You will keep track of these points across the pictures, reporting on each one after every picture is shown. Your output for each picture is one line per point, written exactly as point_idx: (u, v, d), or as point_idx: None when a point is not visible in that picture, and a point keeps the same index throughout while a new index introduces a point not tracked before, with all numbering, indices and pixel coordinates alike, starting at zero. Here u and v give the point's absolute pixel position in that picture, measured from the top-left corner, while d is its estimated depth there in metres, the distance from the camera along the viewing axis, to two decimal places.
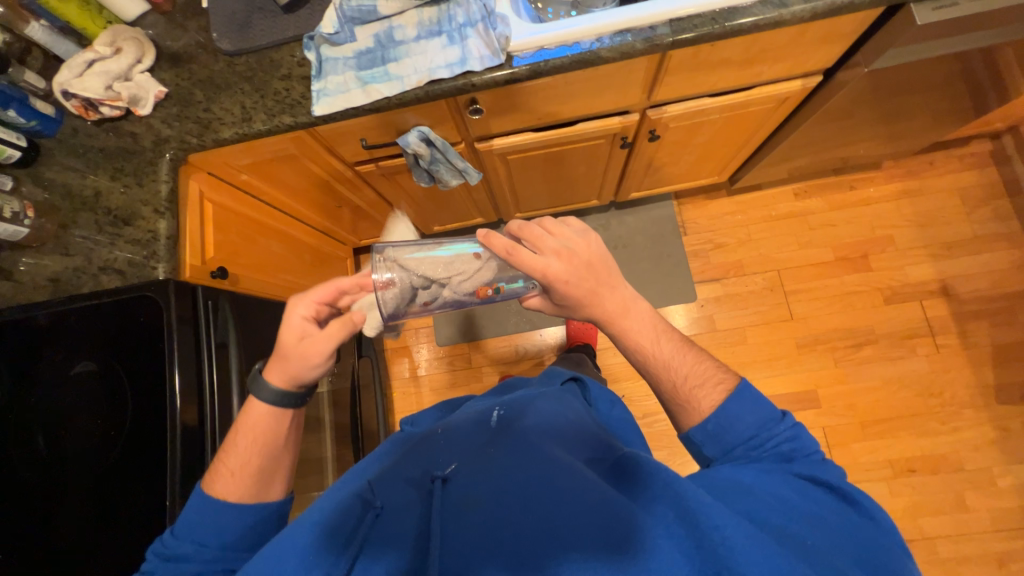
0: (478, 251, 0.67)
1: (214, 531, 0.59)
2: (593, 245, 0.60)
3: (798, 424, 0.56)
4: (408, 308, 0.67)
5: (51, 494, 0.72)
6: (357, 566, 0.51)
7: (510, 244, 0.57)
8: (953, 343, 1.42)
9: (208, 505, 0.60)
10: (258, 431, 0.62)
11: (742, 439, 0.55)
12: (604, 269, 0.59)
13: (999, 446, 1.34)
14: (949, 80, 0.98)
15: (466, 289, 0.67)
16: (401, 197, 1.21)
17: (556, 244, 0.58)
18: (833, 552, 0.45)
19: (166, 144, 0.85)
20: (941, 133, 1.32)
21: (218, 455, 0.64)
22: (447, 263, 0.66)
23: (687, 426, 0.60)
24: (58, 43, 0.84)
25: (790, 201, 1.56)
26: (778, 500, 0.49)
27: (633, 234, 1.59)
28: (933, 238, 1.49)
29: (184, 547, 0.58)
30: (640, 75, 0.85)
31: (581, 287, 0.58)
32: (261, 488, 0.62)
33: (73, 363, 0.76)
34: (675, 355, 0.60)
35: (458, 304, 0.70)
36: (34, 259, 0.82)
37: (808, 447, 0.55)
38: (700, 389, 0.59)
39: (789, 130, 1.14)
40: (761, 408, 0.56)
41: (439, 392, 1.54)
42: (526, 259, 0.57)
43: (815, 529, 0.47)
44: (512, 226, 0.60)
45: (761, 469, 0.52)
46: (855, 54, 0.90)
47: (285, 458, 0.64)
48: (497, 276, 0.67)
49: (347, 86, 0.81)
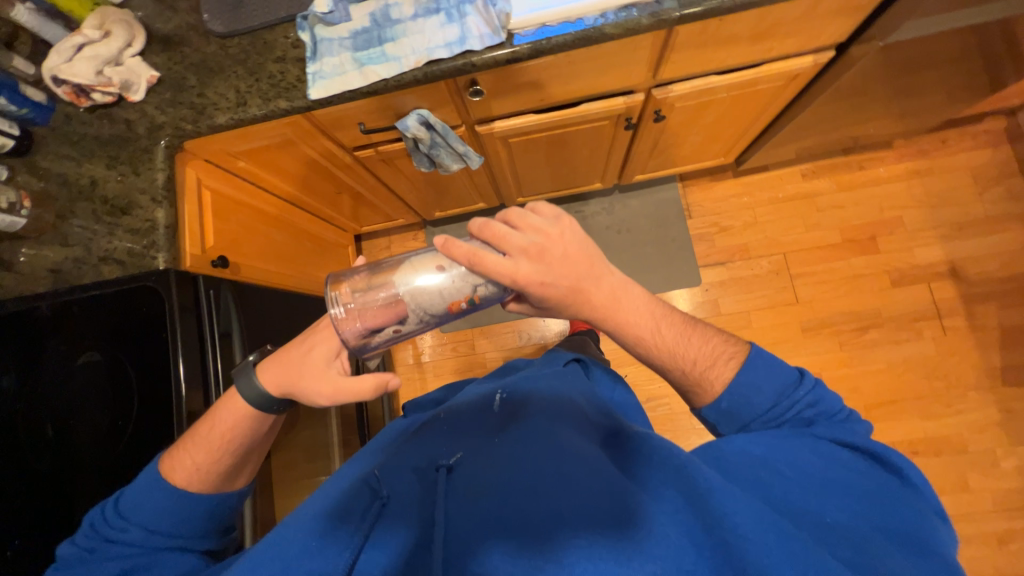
0: (440, 263, 0.56)
1: (166, 519, 0.58)
2: (569, 234, 0.55)
3: (818, 383, 0.56)
4: (383, 337, 0.58)
5: (62, 481, 0.73)
6: (369, 545, 0.52)
7: (471, 250, 0.53)
8: (960, 326, 1.41)
9: (167, 492, 0.59)
10: (235, 432, 0.59)
11: (759, 413, 0.55)
12: (583, 260, 0.55)
13: (1004, 427, 1.34)
14: (967, 54, 0.94)
15: (438, 305, 0.56)
16: (401, 182, 1.19)
17: (524, 242, 0.54)
18: (853, 524, 0.45)
19: (160, 131, 0.83)
20: (954, 111, 1.28)
21: (184, 436, 0.62)
22: (409, 284, 0.56)
23: (700, 405, 0.59)
24: (46, 26, 0.81)
25: (798, 182, 1.53)
26: (795, 474, 0.49)
27: (637, 217, 1.56)
28: (943, 219, 1.46)
29: (133, 532, 0.57)
30: (646, 53, 0.82)
31: (559, 286, 0.54)
32: (225, 481, 0.62)
33: (76, 353, 0.75)
34: (680, 339, 0.57)
35: (436, 323, 0.60)
36: (34, 249, 0.81)
37: (832, 408, 0.55)
38: (711, 370, 0.57)
39: (797, 110, 1.11)
40: (775, 373, 0.55)
41: (443, 378, 1.55)
42: (492, 264, 0.53)
43: (832, 501, 0.47)
44: (473, 228, 0.56)
45: (779, 437, 0.52)
46: (871, 26, 0.87)
47: (252, 453, 0.63)
48: (466, 286, 0.56)
49: (344, 68, 0.78)
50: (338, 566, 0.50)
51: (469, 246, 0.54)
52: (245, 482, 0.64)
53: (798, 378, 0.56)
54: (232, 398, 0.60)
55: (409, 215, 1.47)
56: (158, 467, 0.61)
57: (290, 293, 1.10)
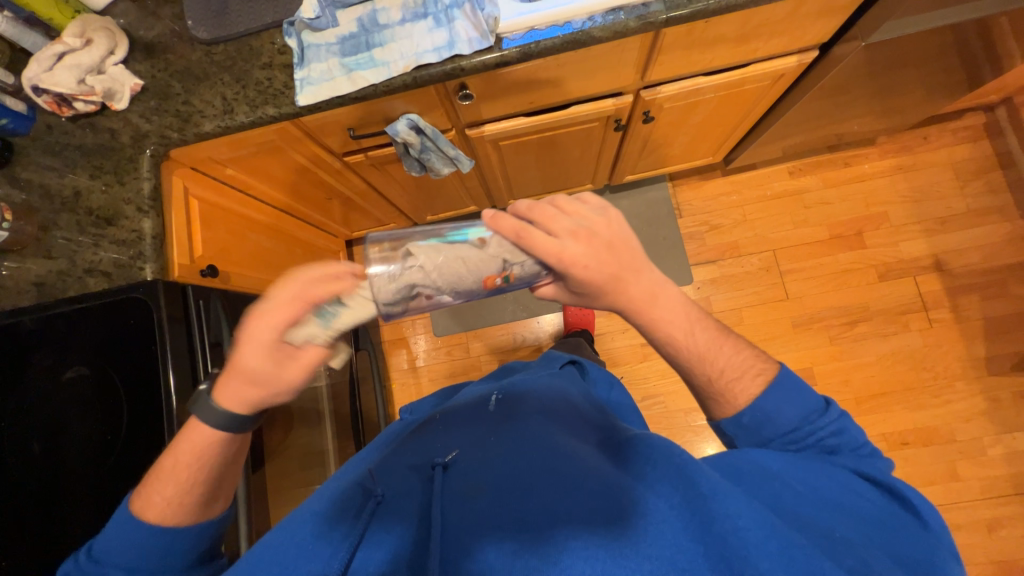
0: (482, 236, 0.57)
1: (146, 553, 0.57)
2: (616, 225, 0.55)
3: (844, 415, 0.55)
4: (413, 302, 0.56)
5: (48, 500, 0.71)
6: (365, 542, 0.52)
7: (520, 225, 0.52)
8: (946, 317, 1.43)
9: (141, 531, 0.57)
10: (200, 461, 0.57)
11: (780, 432, 0.55)
12: (629, 252, 0.54)
13: (991, 416, 1.37)
14: (946, 52, 0.97)
15: (475, 276, 0.56)
16: (392, 187, 1.19)
17: (572, 225, 0.53)
18: (860, 543, 0.46)
19: (146, 140, 0.82)
20: (935, 107, 1.31)
21: (148, 473, 0.60)
22: (446, 250, 0.56)
23: (720, 417, 0.59)
24: (25, 35, 0.80)
25: (785, 179, 1.55)
26: (809, 493, 0.49)
27: (628, 217, 1.57)
28: (927, 213, 1.49)
29: (113, 569, 0.56)
30: (634, 54, 0.83)
31: (602, 273, 0.53)
32: (202, 508, 0.60)
33: (64, 367, 0.74)
34: (712, 345, 0.57)
35: (464, 297, 0.59)
36: (16, 262, 0.79)
37: (855, 440, 0.55)
38: (737, 382, 0.57)
39: (783, 109, 1.13)
40: (804, 399, 0.55)
41: (439, 382, 1.55)
42: (539, 241, 0.51)
43: (841, 519, 0.48)
44: (520, 207, 0.55)
45: (801, 460, 0.52)
46: (852, 27, 0.88)
47: (227, 479, 0.62)
48: (504, 262, 0.56)
49: (332, 73, 0.78)
50: (333, 567, 0.48)
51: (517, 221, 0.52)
52: (224, 507, 0.63)
53: (824, 406, 0.56)
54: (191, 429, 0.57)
55: (401, 219, 1.46)
56: (130, 506, 0.59)
57: None
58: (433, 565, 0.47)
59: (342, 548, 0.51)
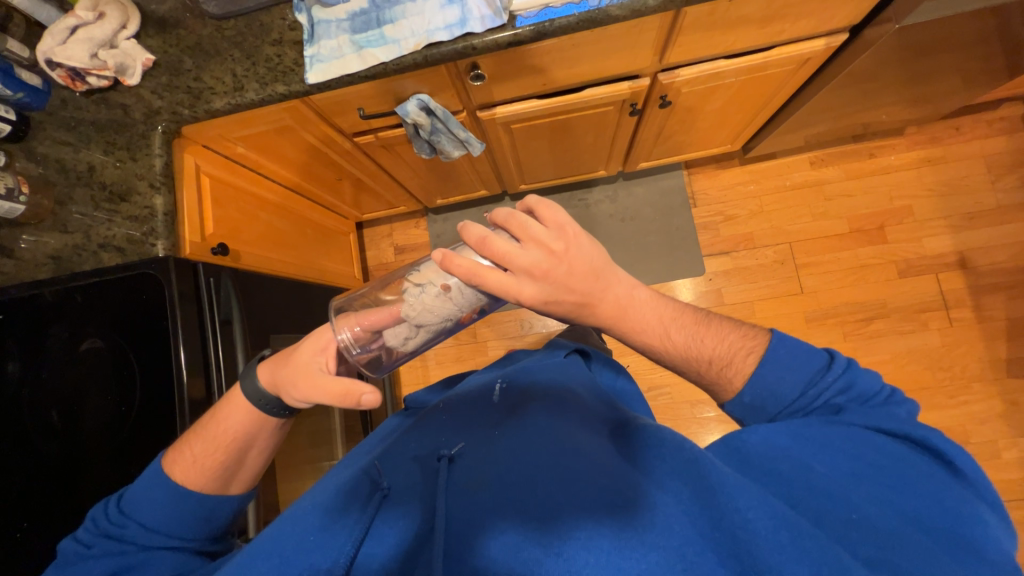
0: (443, 282, 0.56)
1: (164, 517, 0.58)
2: (575, 249, 0.53)
3: (853, 366, 0.53)
4: (403, 352, 0.62)
5: (67, 469, 0.74)
6: (377, 524, 0.54)
7: (472, 267, 0.52)
8: (966, 317, 1.39)
9: (164, 489, 0.59)
10: (235, 433, 0.60)
11: (786, 404, 0.53)
12: (590, 275, 0.54)
13: (1007, 419, 1.34)
14: (986, 36, 0.91)
15: (450, 321, 0.60)
16: (402, 169, 1.18)
17: (529, 261, 0.52)
18: (884, 518, 0.44)
19: (158, 117, 0.83)
20: (972, 96, 1.24)
21: (187, 433, 0.62)
22: (412, 307, 0.58)
23: (725, 400, 0.58)
24: (39, 8, 0.80)
25: (806, 169, 1.50)
26: (822, 467, 0.47)
27: (641, 205, 1.54)
28: (954, 208, 1.44)
29: (132, 528, 0.57)
30: (652, 35, 0.80)
31: (566, 301, 0.54)
32: (221, 484, 0.61)
33: (79, 338, 0.76)
34: (692, 342, 0.57)
35: (450, 331, 0.63)
36: (34, 236, 0.81)
37: (867, 391, 0.52)
38: (728, 368, 0.57)
39: (808, 95, 1.08)
40: (800, 361, 0.54)
41: (445, 366, 1.56)
42: (493, 281, 0.52)
43: (866, 486, 0.45)
44: (471, 238, 0.54)
45: (807, 424, 0.50)
46: (886, 8, 0.84)
47: (256, 458, 0.63)
48: (475, 301, 0.58)
49: (342, 51, 0.77)
50: (342, 554, 0.50)
51: (470, 261, 0.52)
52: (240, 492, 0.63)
53: (828, 360, 0.54)
54: (235, 395, 0.61)
55: (412, 202, 1.46)
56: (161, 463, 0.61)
57: (291, 280, 1.10)
58: (437, 563, 0.48)
59: (356, 529, 0.53)
